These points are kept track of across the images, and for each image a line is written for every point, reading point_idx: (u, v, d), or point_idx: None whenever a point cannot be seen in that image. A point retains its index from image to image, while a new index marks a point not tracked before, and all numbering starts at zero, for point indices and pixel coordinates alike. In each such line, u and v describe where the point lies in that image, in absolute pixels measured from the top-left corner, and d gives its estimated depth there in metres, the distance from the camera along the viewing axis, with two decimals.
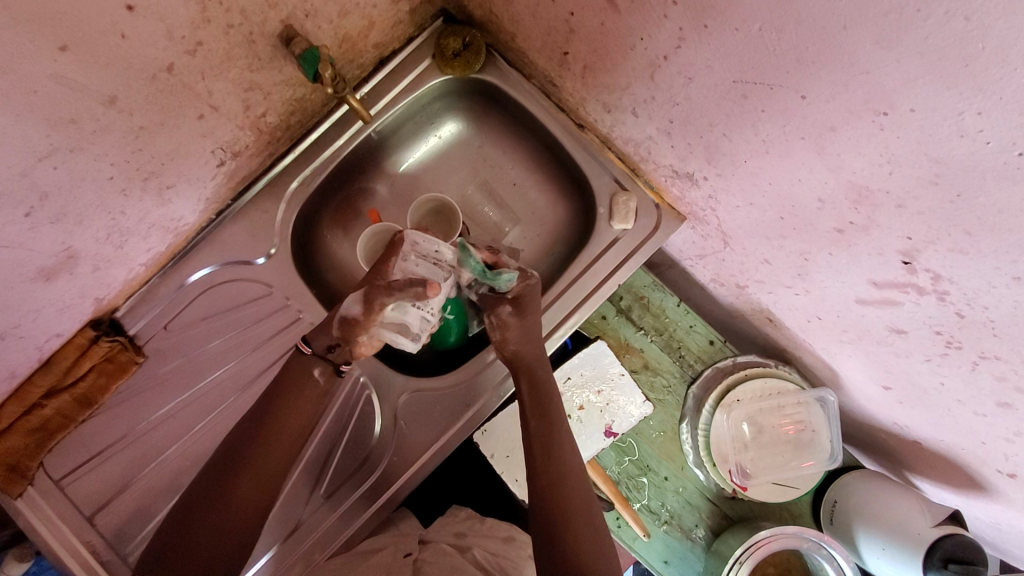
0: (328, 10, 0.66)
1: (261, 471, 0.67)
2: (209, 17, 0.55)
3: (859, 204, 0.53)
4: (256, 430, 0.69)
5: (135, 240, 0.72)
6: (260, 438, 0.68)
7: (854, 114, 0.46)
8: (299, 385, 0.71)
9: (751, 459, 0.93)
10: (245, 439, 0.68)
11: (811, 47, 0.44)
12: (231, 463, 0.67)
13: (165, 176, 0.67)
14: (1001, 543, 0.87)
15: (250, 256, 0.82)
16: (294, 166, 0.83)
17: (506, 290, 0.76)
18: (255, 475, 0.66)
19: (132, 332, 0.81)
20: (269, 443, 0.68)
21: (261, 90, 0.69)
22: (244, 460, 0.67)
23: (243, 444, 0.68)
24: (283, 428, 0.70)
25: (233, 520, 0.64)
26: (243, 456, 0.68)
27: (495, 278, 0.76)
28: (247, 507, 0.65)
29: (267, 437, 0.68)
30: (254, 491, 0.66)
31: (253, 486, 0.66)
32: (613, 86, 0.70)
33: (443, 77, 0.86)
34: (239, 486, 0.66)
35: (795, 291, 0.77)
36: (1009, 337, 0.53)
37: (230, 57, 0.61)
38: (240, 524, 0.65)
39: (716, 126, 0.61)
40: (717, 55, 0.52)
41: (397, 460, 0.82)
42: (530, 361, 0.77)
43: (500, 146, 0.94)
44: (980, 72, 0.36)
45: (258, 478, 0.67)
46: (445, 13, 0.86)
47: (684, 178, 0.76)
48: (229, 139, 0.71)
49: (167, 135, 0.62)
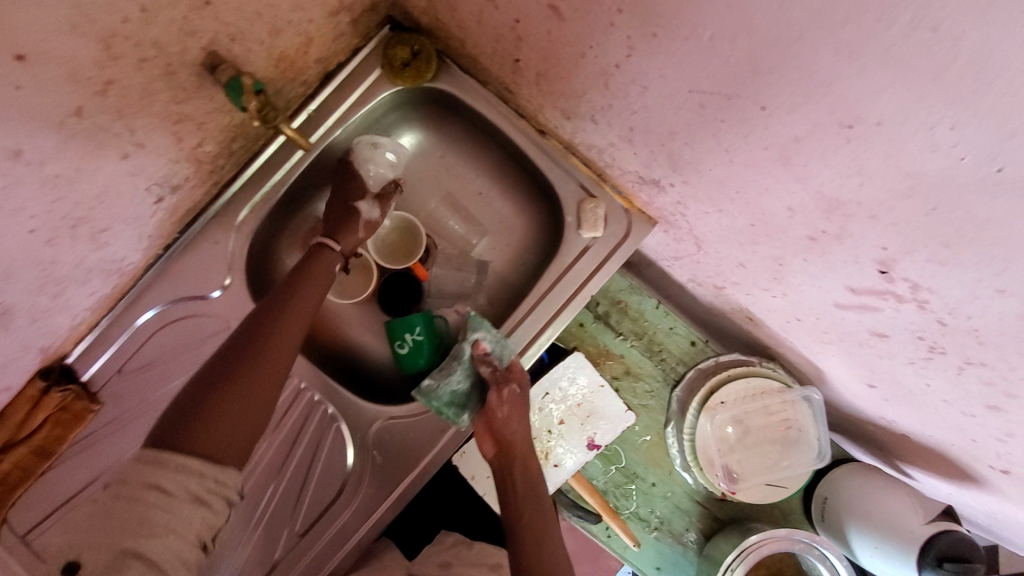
0: (256, 31, 0.61)
1: (247, 386, 0.61)
2: (117, 54, 0.50)
3: (830, 214, 0.50)
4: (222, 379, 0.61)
5: (74, 286, 0.68)
6: (245, 361, 0.63)
7: (818, 126, 0.42)
8: (305, 283, 0.72)
9: (738, 461, 0.91)
10: (242, 344, 0.65)
11: (767, 58, 0.40)
12: (214, 384, 0.61)
13: (97, 220, 0.62)
14: (997, 528, 0.87)
15: (203, 290, 0.78)
16: (243, 193, 0.79)
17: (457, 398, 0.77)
18: (260, 374, 0.62)
19: (85, 379, 0.77)
20: (263, 367, 0.63)
21: (192, 120, 0.63)
22: (222, 381, 0.61)
23: (216, 374, 0.62)
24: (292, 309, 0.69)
25: (206, 434, 0.56)
26: (228, 361, 0.63)
27: (458, 394, 0.77)
28: (235, 411, 0.59)
29: (259, 362, 0.63)
30: (230, 432, 0.57)
31: (234, 420, 0.58)
32: (569, 94, 0.66)
33: (395, 88, 0.81)
34: (218, 409, 0.58)
35: (772, 294, 0.75)
36: (994, 346, 0.50)
37: (150, 91, 0.55)
38: (235, 427, 0.58)
39: (677, 135, 0.57)
40: (670, 64, 0.48)
41: (372, 492, 0.79)
42: (520, 454, 0.73)
43: (462, 154, 0.90)
44: (952, 85, 0.32)
45: (252, 392, 0.61)
46: (392, 20, 0.81)
47: (651, 184, 0.72)
48: (165, 174, 0.66)
49: (91, 179, 0.57)
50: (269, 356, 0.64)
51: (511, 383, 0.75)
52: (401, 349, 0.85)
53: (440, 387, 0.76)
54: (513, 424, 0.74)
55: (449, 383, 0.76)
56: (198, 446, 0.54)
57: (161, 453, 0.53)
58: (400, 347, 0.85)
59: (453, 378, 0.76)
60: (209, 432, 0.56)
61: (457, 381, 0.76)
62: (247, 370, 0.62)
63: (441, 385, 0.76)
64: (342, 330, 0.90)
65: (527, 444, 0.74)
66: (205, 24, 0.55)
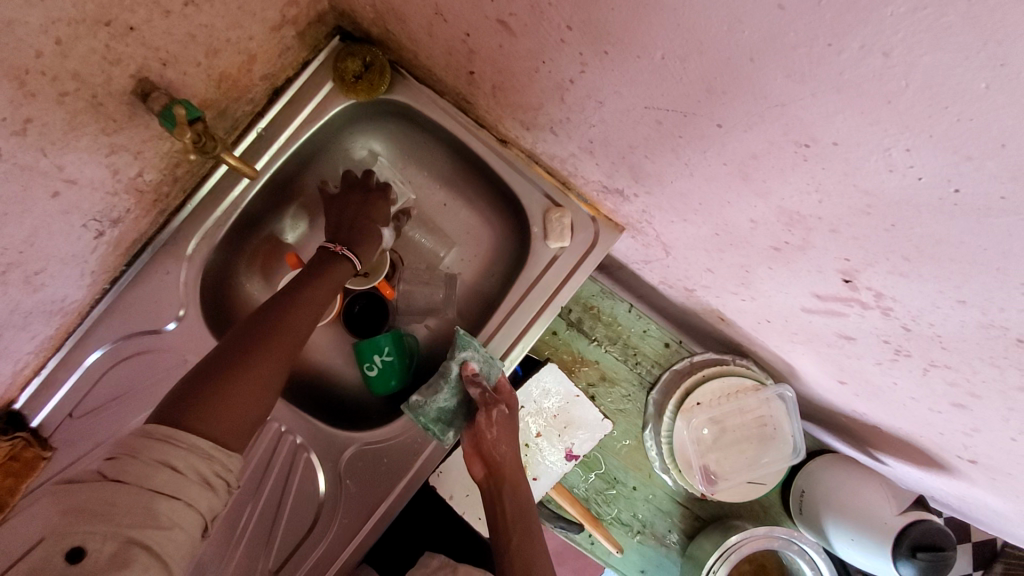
0: (190, 54, 0.57)
1: (260, 376, 0.59)
2: (31, 91, 0.46)
3: (792, 227, 0.49)
4: (237, 352, 0.59)
5: (12, 332, 0.63)
6: (256, 351, 0.60)
7: (775, 145, 0.41)
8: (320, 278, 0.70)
9: (715, 461, 0.91)
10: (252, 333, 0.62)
11: (720, 78, 0.39)
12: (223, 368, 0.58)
13: (29, 263, 0.58)
14: (966, 509, 0.89)
15: (157, 324, 0.75)
16: (193, 219, 0.75)
17: (443, 416, 0.75)
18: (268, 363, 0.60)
19: (36, 425, 0.73)
20: (275, 353, 0.61)
21: (128, 151, 0.59)
22: (230, 371, 0.58)
23: (225, 361, 0.58)
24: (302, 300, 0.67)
25: (216, 423, 0.54)
26: (237, 347, 0.60)
27: (444, 412, 0.75)
28: (244, 403, 0.57)
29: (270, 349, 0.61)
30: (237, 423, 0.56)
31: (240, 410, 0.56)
32: (526, 106, 0.64)
33: (348, 102, 0.78)
34: (224, 400, 0.55)
35: (741, 297, 0.74)
36: (957, 351, 0.50)
37: (75, 126, 0.51)
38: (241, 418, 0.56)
39: (637, 148, 0.55)
40: (624, 81, 0.46)
41: (348, 521, 0.77)
42: (509, 477, 0.72)
43: (423, 166, 0.88)
44: (906, 110, 0.31)
45: (261, 383, 0.59)
46: (342, 30, 0.77)
47: (615, 194, 0.71)
48: (103, 208, 0.63)
49: (17, 222, 0.53)
50: (281, 341, 0.62)
51: (499, 405, 0.74)
52: (370, 372, 0.82)
53: (427, 403, 0.74)
54: (501, 446, 0.73)
55: (436, 401, 0.74)
56: (208, 425, 0.54)
57: (172, 431, 0.52)
58: (369, 370, 0.82)
59: (440, 396, 0.74)
60: (219, 413, 0.55)
61: (444, 400, 0.75)
62: (262, 345, 0.61)
63: (428, 402, 0.74)
64: (308, 354, 0.87)
65: (516, 466, 0.73)
66: (129, 50, 0.51)
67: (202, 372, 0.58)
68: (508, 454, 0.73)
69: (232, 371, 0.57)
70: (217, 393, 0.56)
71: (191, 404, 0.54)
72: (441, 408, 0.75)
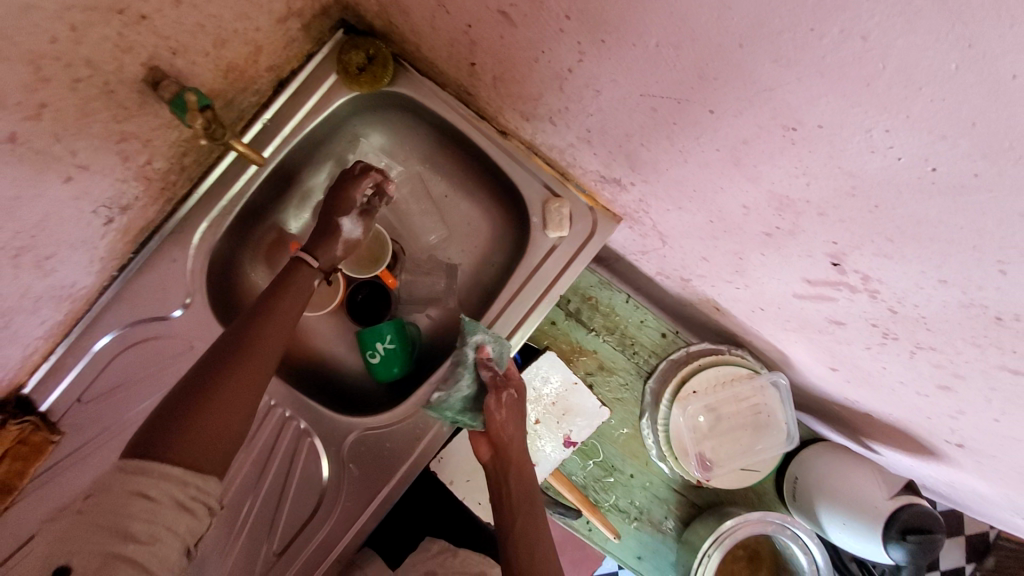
0: (199, 43, 0.59)
1: (235, 395, 0.56)
2: (47, 76, 0.47)
3: (782, 211, 0.51)
4: (210, 374, 0.57)
5: (22, 316, 0.65)
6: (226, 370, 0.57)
7: (764, 129, 0.43)
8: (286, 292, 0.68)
9: (711, 448, 0.93)
10: (221, 353, 0.59)
11: (711, 65, 0.40)
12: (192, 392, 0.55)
13: (41, 247, 0.60)
14: (955, 495, 0.91)
15: (164, 311, 0.76)
16: (199, 208, 0.77)
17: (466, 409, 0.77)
18: (241, 380, 0.57)
19: (44, 409, 0.75)
20: (248, 373, 0.58)
21: (138, 138, 0.61)
22: (202, 391, 0.55)
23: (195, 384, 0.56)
24: (274, 314, 0.65)
25: (192, 444, 0.51)
26: (209, 366, 0.58)
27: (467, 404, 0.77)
28: (223, 422, 0.54)
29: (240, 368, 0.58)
30: (215, 444, 0.53)
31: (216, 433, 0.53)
32: (526, 96, 0.65)
33: (351, 94, 0.80)
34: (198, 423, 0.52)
35: (735, 285, 0.76)
36: (942, 331, 0.52)
37: (88, 112, 0.53)
38: (220, 439, 0.54)
39: (633, 136, 0.57)
40: (620, 69, 0.48)
41: (351, 505, 0.79)
42: (514, 460, 0.73)
43: (425, 158, 0.89)
44: (885, 92, 0.33)
45: (237, 402, 0.56)
46: (345, 23, 0.79)
47: (613, 183, 0.72)
48: (112, 195, 0.64)
49: (30, 206, 0.55)
50: (252, 358, 0.60)
51: (509, 389, 0.76)
52: (372, 359, 0.84)
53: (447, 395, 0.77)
54: (508, 431, 0.74)
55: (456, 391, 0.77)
56: (180, 448, 0.51)
57: (144, 461, 0.49)
58: (371, 357, 0.84)
59: (460, 386, 0.77)
60: (191, 436, 0.52)
61: (464, 389, 0.77)
62: (234, 363, 0.58)
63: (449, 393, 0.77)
64: (311, 342, 0.88)
65: (521, 447, 0.74)
66: (141, 38, 0.52)
67: (173, 397, 0.55)
68: (514, 438, 0.74)
69: (203, 392, 0.55)
70: (189, 414, 0.53)
71: (164, 433, 0.51)
72: (462, 398, 0.77)
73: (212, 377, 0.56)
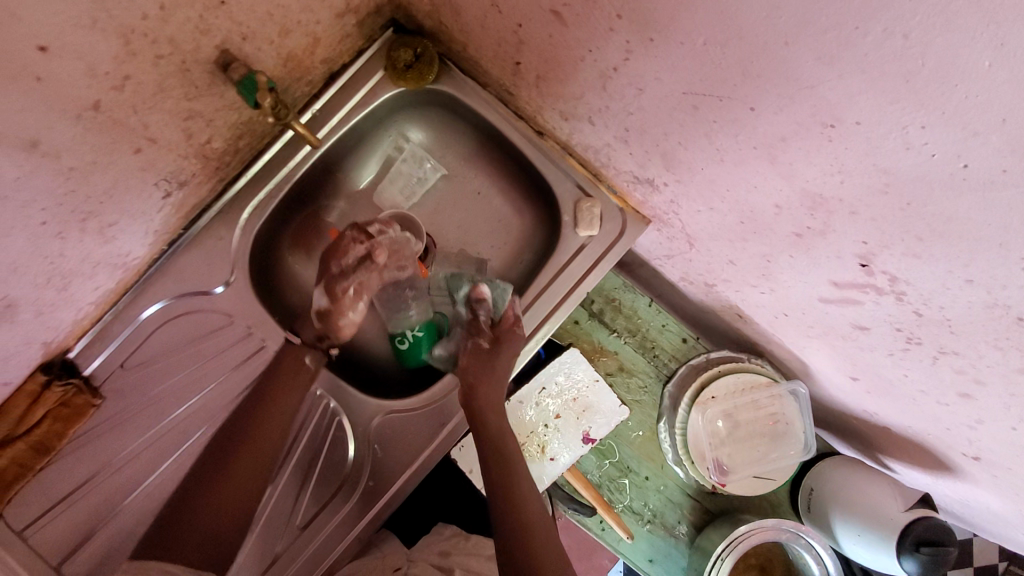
0: (266, 31, 0.63)
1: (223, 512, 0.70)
2: (134, 50, 0.51)
3: (815, 210, 0.53)
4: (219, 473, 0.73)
5: (80, 280, 0.68)
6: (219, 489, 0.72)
7: (803, 126, 0.45)
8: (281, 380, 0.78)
9: (727, 454, 0.94)
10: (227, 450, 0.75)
11: (756, 62, 0.43)
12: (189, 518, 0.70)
13: (105, 214, 0.63)
14: (970, 515, 0.91)
15: (207, 286, 0.80)
16: (247, 190, 0.81)
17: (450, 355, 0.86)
18: (229, 492, 0.71)
19: (87, 373, 0.78)
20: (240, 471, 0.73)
21: (202, 117, 0.65)
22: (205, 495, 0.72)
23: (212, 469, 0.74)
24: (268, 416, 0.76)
25: (200, 532, 0.68)
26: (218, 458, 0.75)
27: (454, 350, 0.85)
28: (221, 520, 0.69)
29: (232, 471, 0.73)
30: (214, 544, 0.67)
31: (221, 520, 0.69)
32: (567, 96, 0.69)
33: (397, 89, 0.83)
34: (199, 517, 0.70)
35: (760, 290, 0.78)
36: (965, 335, 0.53)
37: (164, 87, 0.57)
38: (223, 519, 0.69)
39: (671, 135, 0.60)
40: (665, 67, 0.51)
41: (374, 484, 0.81)
42: (474, 411, 0.75)
43: (462, 155, 0.93)
44: (924, 89, 0.35)
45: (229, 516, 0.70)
46: (395, 22, 0.83)
47: (645, 184, 0.75)
48: (173, 170, 0.68)
49: (102, 174, 0.58)
50: (244, 459, 0.74)
51: (483, 338, 0.80)
52: (401, 345, 0.88)
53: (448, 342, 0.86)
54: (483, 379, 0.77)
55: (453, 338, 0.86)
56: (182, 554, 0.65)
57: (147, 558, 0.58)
58: (400, 343, 0.88)
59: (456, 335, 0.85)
60: (197, 536, 0.67)
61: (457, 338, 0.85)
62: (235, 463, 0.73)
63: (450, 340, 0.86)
64: None
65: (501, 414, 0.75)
66: (218, 22, 0.56)
67: (172, 519, 0.72)
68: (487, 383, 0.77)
69: (202, 508, 0.70)
70: (221, 485, 0.72)
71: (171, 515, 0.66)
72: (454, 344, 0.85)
73: (210, 497, 0.71)
